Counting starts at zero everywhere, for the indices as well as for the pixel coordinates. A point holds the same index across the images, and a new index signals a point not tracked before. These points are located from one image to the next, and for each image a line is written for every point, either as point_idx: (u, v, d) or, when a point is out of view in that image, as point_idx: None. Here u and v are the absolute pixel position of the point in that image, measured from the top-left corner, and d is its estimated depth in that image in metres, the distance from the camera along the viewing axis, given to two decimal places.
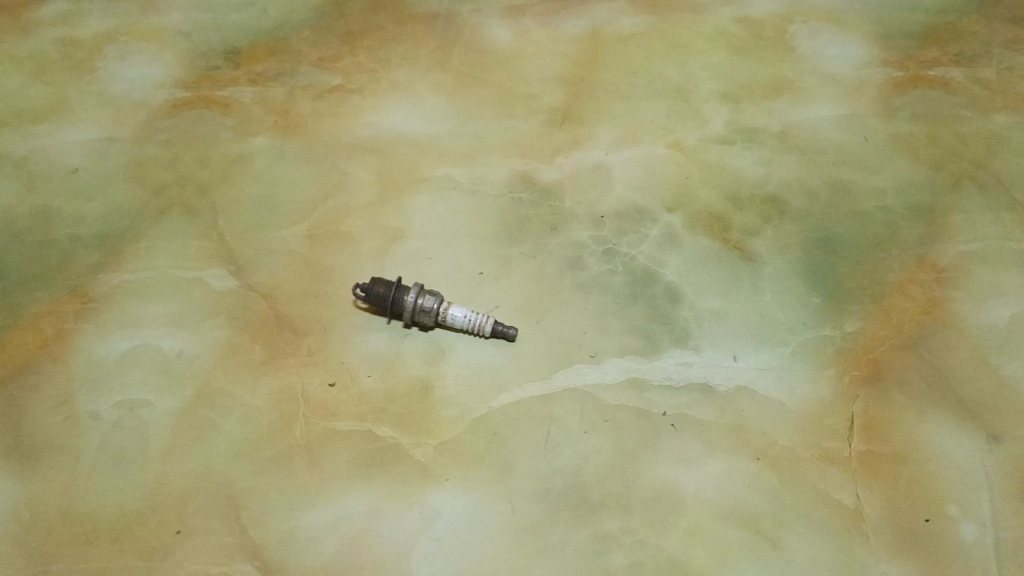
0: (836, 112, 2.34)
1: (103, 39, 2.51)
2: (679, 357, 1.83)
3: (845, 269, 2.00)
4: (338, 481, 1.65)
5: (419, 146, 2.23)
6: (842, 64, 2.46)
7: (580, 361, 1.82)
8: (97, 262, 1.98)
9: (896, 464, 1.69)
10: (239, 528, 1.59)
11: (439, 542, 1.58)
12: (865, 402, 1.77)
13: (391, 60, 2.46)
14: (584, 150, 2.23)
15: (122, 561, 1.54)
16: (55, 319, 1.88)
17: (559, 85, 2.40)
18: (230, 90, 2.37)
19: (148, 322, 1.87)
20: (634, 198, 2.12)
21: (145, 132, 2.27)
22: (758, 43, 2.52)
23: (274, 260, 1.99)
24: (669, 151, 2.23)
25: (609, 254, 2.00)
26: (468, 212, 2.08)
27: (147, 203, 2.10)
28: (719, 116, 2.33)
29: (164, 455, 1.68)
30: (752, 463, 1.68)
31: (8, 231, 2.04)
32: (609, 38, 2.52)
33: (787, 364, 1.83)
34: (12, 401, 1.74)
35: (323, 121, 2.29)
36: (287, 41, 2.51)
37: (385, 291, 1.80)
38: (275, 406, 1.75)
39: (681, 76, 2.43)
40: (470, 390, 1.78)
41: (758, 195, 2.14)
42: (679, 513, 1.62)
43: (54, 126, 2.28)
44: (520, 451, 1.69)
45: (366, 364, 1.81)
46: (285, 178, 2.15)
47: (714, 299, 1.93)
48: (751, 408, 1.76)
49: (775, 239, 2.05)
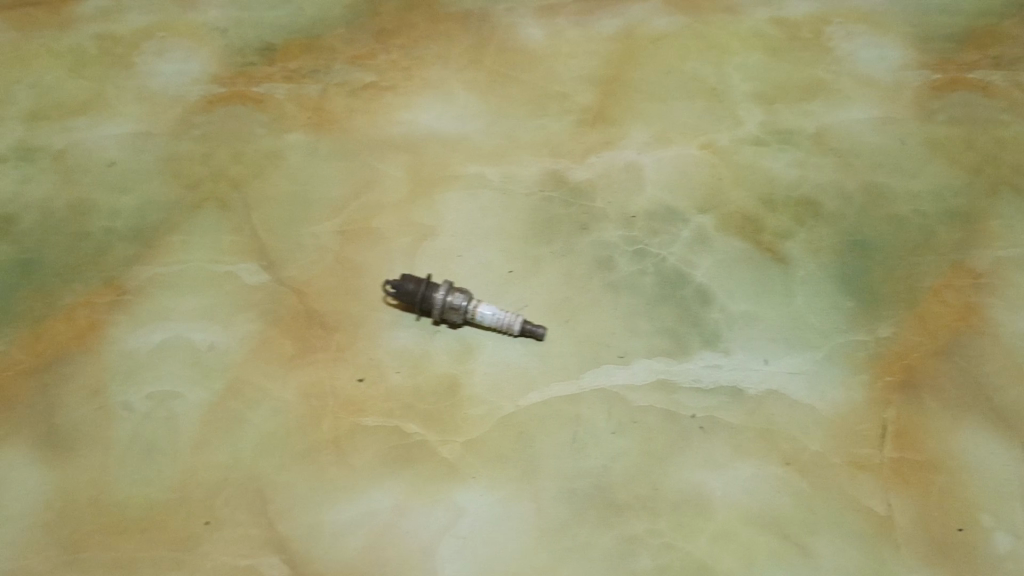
0: (872, 114, 2.31)
1: (141, 35, 2.54)
2: (709, 360, 1.82)
3: (879, 273, 1.97)
4: (365, 476, 1.66)
5: (451, 144, 2.24)
6: (879, 66, 2.43)
7: (608, 361, 1.81)
8: (132, 255, 2.01)
9: (928, 472, 1.66)
10: (267, 521, 1.60)
11: (465, 540, 1.58)
12: (897, 408, 1.75)
13: (424, 58, 2.47)
14: (616, 150, 2.22)
15: (151, 551, 1.56)
16: (90, 310, 1.90)
17: (592, 84, 2.39)
18: (265, 86, 2.39)
19: (181, 315, 1.89)
20: (665, 198, 2.11)
21: (181, 127, 2.29)
22: (794, 44, 2.50)
23: (305, 255, 2.00)
24: (701, 152, 2.22)
25: (640, 254, 1.99)
26: (499, 211, 2.08)
27: (182, 197, 2.12)
28: (753, 117, 2.31)
29: (194, 447, 1.69)
30: (780, 468, 1.67)
31: (45, 223, 2.08)
32: (642, 38, 2.51)
33: (819, 368, 1.81)
34: (46, 390, 1.77)
35: (356, 118, 2.30)
36: (322, 39, 2.52)
37: (415, 288, 1.80)
38: (304, 400, 1.76)
39: (715, 77, 2.41)
40: (498, 388, 1.78)
41: (791, 197, 2.12)
42: (707, 517, 1.61)
43: (92, 120, 2.31)
44: (547, 451, 1.69)
45: (395, 361, 1.82)
46: (317, 174, 2.17)
47: (746, 302, 1.92)
48: (781, 412, 1.74)
49: (808, 241, 2.03)
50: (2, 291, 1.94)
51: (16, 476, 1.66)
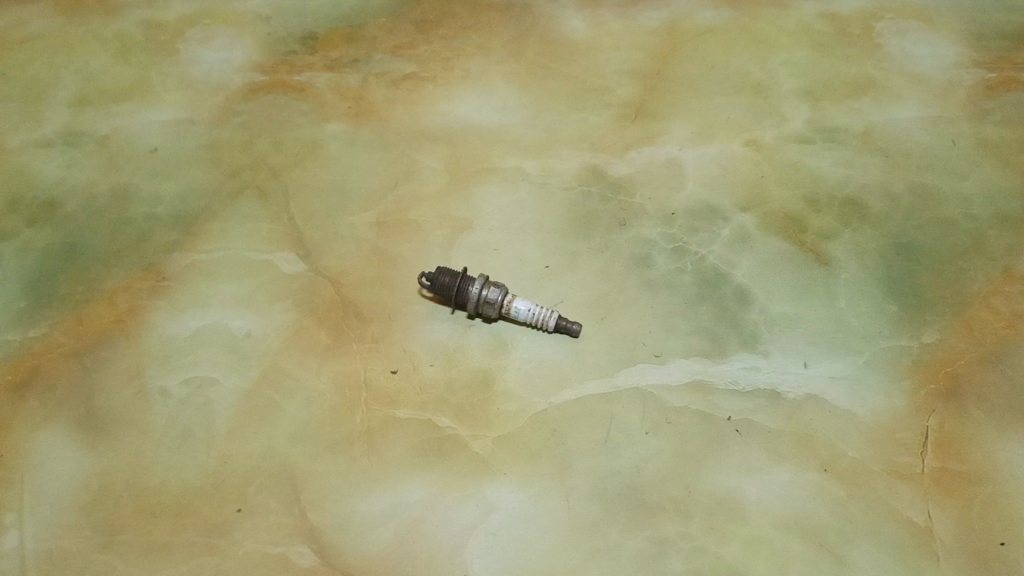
0: (922, 113, 2.25)
1: (186, 22, 2.56)
2: (747, 361, 1.79)
3: (925, 277, 1.93)
4: (396, 469, 1.65)
5: (490, 136, 2.22)
6: (930, 63, 2.37)
7: (644, 360, 1.79)
8: (172, 241, 2.02)
9: (970, 484, 1.62)
10: (298, 510, 1.61)
11: (494, 536, 1.57)
12: (940, 417, 1.71)
13: (465, 49, 2.46)
14: (657, 145, 2.19)
15: (184, 537, 1.57)
16: (130, 295, 1.92)
17: (634, 78, 2.36)
18: (306, 75, 2.40)
19: (219, 302, 1.90)
20: (706, 196, 2.08)
21: (222, 114, 2.30)
22: (843, 40, 2.44)
23: (342, 246, 2.00)
24: (745, 149, 2.18)
25: (679, 252, 1.97)
26: (537, 205, 2.06)
27: (222, 184, 2.13)
28: (799, 114, 2.26)
29: (228, 434, 1.70)
30: (818, 474, 1.64)
31: (89, 208, 2.10)
32: (687, 32, 2.48)
33: (860, 373, 1.77)
34: (85, 373, 1.79)
35: (396, 109, 2.30)
36: (364, 28, 2.52)
37: (450, 281, 1.80)
38: (338, 390, 1.76)
39: (761, 72, 2.37)
40: (531, 384, 1.76)
41: (836, 197, 2.07)
42: (741, 522, 1.58)
43: (136, 106, 2.33)
44: (580, 449, 1.67)
45: (429, 354, 1.82)
46: (356, 165, 2.17)
47: (786, 304, 1.88)
48: (820, 418, 1.71)
49: (852, 243, 1.99)
50: (46, 274, 1.96)
51: (54, 457, 1.68)
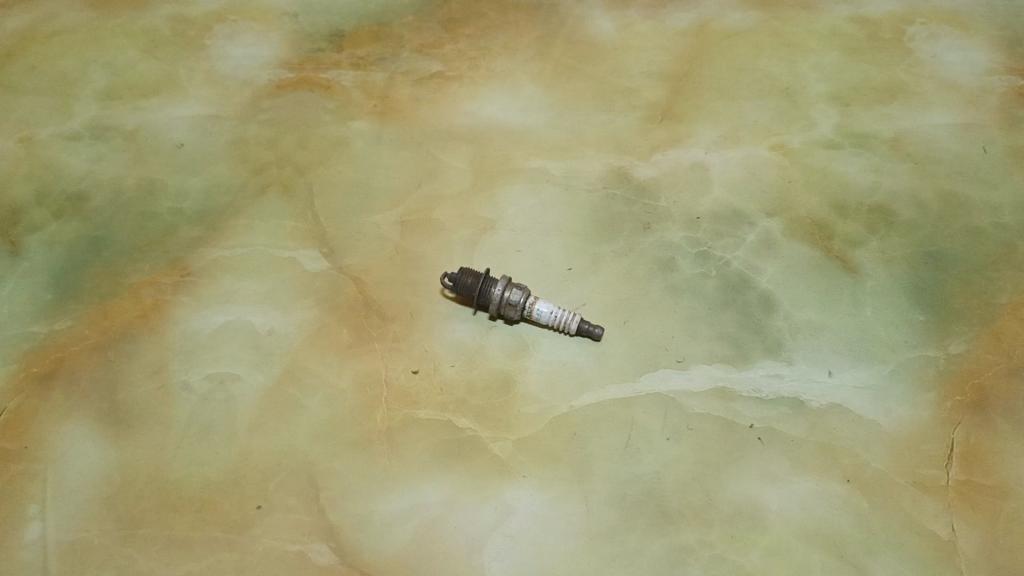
0: (953, 120, 2.22)
1: (214, 18, 2.57)
2: (770, 369, 1.77)
3: (954, 287, 1.90)
4: (416, 469, 1.65)
5: (515, 137, 2.22)
6: (963, 70, 2.33)
7: (666, 365, 1.78)
8: (196, 236, 2.03)
9: (996, 498, 1.60)
10: (317, 509, 1.61)
11: (512, 539, 1.56)
12: (966, 429, 1.69)
13: (492, 48, 2.45)
14: (682, 149, 2.17)
15: (204, 532, 1.58)
16: (154, 290, 1.93)
17: (661, 80, 2.35)
18: (332, 72, 2.40)
19: (242, 298, 1.91)
20: (732, 200, 2.06)
21: (249, 110, 2.31)
22: (873, 45, 2.42)
23: (365, 244, 2.00)
24: (772, 153, 2.16)
25: (703, 257, 1.95)
26: (561, 206, 2.05)
27: (247, 181, 2.14)
28: (827, 119, 2.24)
29: (250, 430, 1.71)
30: (840, 485, 1.62)
31: (115, 202, 2.11)
32: (715, 34, 2.46)
33: (884, 383, 1.75)
34: (109, 366, 1.81)
35: (421, 107, 2.30)
36: (391, 26, 2.52)
37: (473, 282, 1.79)
38: (359, 389, 1.77)
39: (789, 75, 2.34)
40: (552, 387, 1.76)
41: (864, 204, 2.05)
42: (761, 531, 1.57)
43: (164, 101, 2.34)
44: (599, 453, 1.66)
45: (450, 354, 1.81)
46: (381, 163, 2.17)
47: (811, 311, 1.86)
48: (844, 427, 1.69)
49: (879, 250, 1.96)
50: (72, 267, 1.98)
51: (77, 450, 1.69)
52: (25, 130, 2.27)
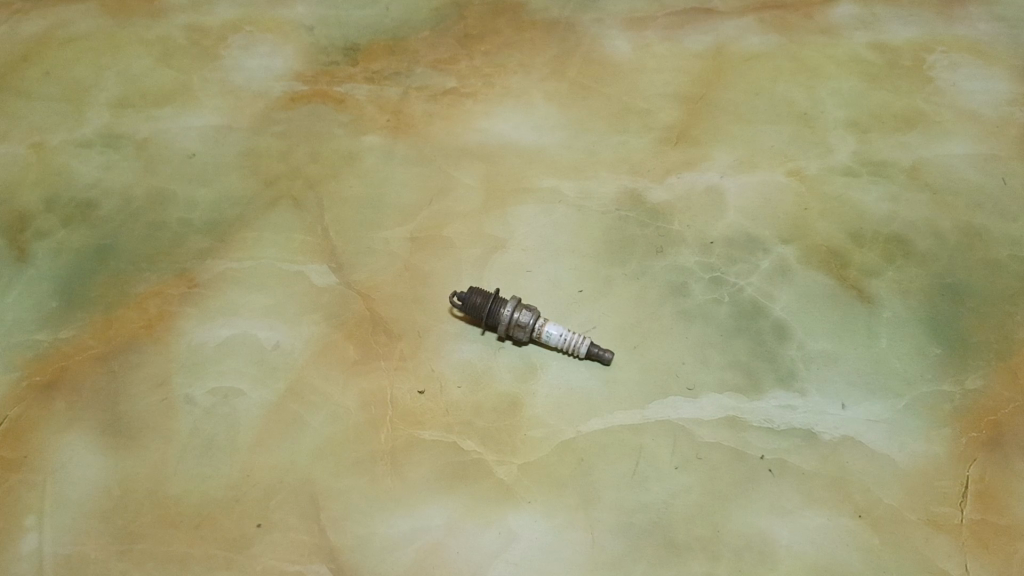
0: (972, 151, 2.19)
1: (229, 28, 2.56)
2: (782, 399, 1.74)
3: (971, 321, 1.87)
4: (419, 491, 1.63)
5: (528, 155, 2.20)
6: (982, 100, 2.31)
7: (676, 393, 1.74)
8: (205, 247, 2.01)
9: (1012, 539, 1.56)
10: (318, 528, 1.58)
11: (515, 566, 1.54)
12: (982, 467, 1.65)
13: (507, 66, 2.44)
14: (697, 172, 2.15)
15: (201, 549, 1.56)
16: (161, 301, 1.91)
17: (677, 102, 2.33)
18: (346, 86, 2.39)
19: (249, 312, 1.89)
20: (747, 225, 2.03)
21: (262, 122, 2.30)
22: (893, 72, 2.39)
23: (374, 260, 1.98)
24: (788, 178, 2.13)
25: (716, 282, 1.92)
26: (573, 227, 2.03)
27: (258, 193, 2.13)
28: (844, 146, 2.21)
29: (251, 447, 1.68)
30: (852, 520, 1.59)
31: (124, 210, 2.10)
32: (733, 57, 2.44)
33: (899, 418, 1.72)
34: (112, 376, 1.79)
35: (434, 123, 2.28)
36: (406, 41, 2.51)
37: (482, 302, 1.76)
38: (364, 408, 1.74)
39: (807, 101, 2.32)
40: (560, 411, 1.73)
41: (880, 233, 2.02)
42: (770, 566, 1.54)
43: (177, 111, 2.33)
44: (606, 481, 1.63)
45: (457, 374, 1.78)
46: (393, 179, 2.15)
47: (825, 341, 1.83)
48: (857, 462, 1.66)
49: (895, 280, 1.93)
50: (79, 275, 1.96)
51: (76, 462, 1.67)
52: (37, 136, 2.27)
